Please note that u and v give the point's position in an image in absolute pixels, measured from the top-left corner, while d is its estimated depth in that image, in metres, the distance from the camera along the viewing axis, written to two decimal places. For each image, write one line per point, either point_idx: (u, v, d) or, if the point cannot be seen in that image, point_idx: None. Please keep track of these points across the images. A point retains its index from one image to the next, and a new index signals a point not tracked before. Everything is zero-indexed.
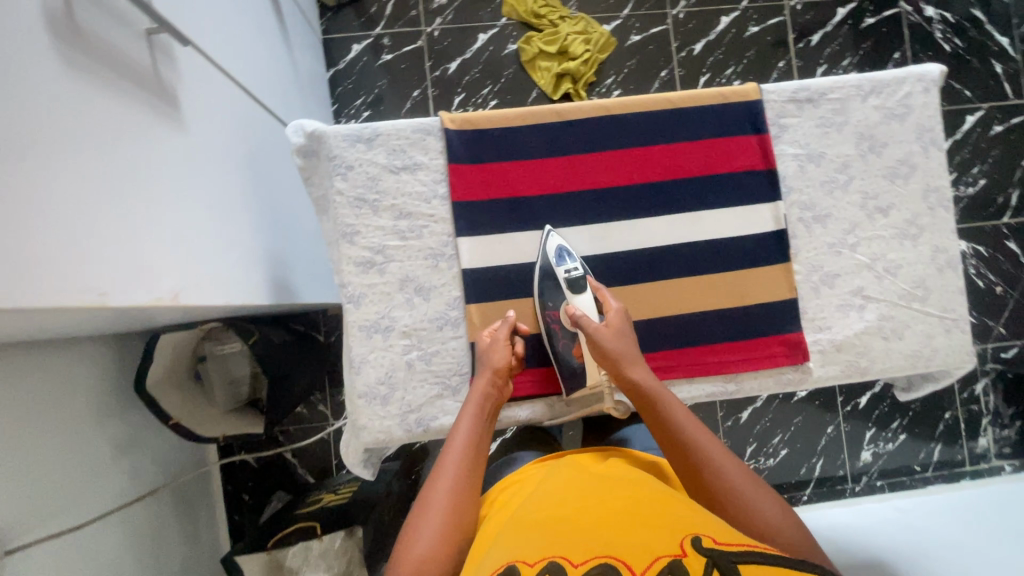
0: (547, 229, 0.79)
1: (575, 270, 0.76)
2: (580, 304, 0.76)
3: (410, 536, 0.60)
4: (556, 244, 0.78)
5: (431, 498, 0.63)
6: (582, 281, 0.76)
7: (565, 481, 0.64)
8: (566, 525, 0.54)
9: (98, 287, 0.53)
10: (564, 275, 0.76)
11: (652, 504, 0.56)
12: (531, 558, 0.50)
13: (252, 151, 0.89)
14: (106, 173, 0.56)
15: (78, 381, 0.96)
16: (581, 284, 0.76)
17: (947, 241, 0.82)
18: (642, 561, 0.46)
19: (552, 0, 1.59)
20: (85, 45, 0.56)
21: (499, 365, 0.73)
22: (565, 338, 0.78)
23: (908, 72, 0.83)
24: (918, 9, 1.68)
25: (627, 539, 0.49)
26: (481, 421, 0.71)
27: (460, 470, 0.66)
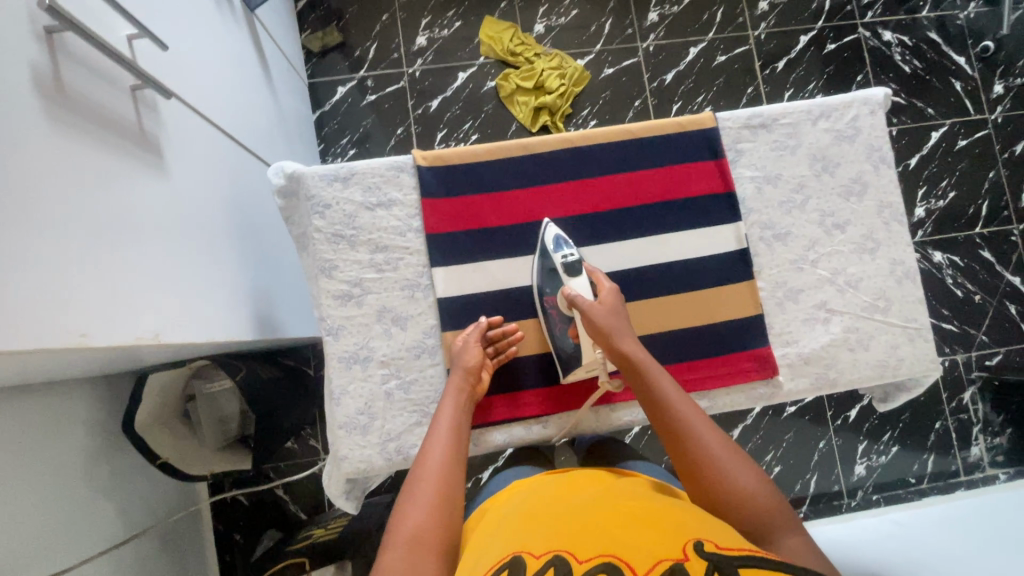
0: (546, 221, 0.83)
1: (571, 255, 0.78)
2: (577, 287, 0.77)
3: (404, 509, 0.61)
4: (553, 233, 0.81)
5: (422, 473, 0.65)
6: (578, 265, 0.78)
7: (562, 492, 0.66)
8: (570, 531, 0.55)
9: (77, 328, 0.55)
10: (561, 260, 0.78)
11: (654, 513, 0.57)
12: (537, 552, 0.52)
13: (235, 192, 0.93)
14: (87, 220, 0.59)
15: (66, 424, 0.97)
16: (577, 268, 0.78)
17: (905, 254, 0.86)
18: (646, 564, 0.47)
19: (527, 39, 1.67)
20: (68, 99, 0.59)
21: (471, 365, 0.76)
22: (561, 322, 0.80)
23: (854, 97, 0.88)
24: (877, 34, 1.76)
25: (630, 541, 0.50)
26: (462, 407, 0.73)
27: (447, 446, 0.68)
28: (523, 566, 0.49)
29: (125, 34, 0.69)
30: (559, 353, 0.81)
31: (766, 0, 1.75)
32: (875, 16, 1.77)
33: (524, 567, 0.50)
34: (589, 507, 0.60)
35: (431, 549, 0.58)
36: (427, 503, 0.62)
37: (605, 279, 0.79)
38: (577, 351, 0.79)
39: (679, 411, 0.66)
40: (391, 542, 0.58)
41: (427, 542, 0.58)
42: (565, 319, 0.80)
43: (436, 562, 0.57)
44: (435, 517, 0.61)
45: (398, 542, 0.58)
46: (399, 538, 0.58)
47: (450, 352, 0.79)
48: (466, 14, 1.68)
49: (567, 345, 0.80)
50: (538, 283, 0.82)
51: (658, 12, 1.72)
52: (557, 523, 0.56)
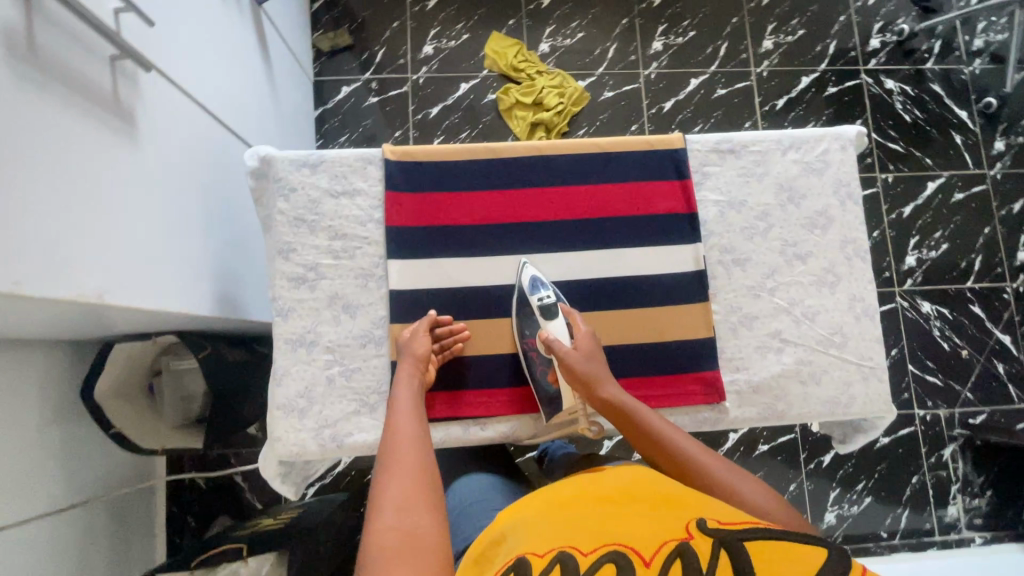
0: (524, 262, 0.83)
1: (549, 297, 0.80)
2: (555, 330, 0.78)
3: (384, 482, 0.60)
4: (530, 275, 0.82)
5: (396, 448, 0.64)
6: (554, 307, 0.79)
7: (551, 491, 0.64)
8: (568, 527, 0.54)
9: (11, 276, 0.56)
10: (538, 302, 0.80)
11: (652, 501, 0.57)
12: (541, 550, 0.50)
13: (209, 171, 0.95)
14: (42, 176, 0.61)
15: (26, 382, 0.98)
16: (554, 311, 0.79)
17: (865, 291, 0.85)
18: (650, 549, 0.48)
19: (530, 56, 1.71)
20: (39, 61, 0.61)
21: (420, 354, 0.76)
22: (542, 364, 0.81)
23: (826, 131, 0.88)
24: (879, 82, 1.77)
25: (631, 532, 0.51)
26: (418, 384, 0.75)
27: (409, 421, 0.69)
28: (527, 568, 0.47)
29: (111, 7, 0.72)
30: (528, 359, 0.82)
31: (771, 39, 1.77)
32: (878, 63, 1.78)
33: (529, 567, 0.48)
34: (583, 504, 0.59)
35: (420, 506, 0.57)
36: (406, 470, 0.61)
37: (581, 321, 0.81)
38: (557, 394, 0.80)
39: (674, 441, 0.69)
40: (381, 511, 0.56)
41: (419, 508, 0.57)
42: (545, 361, 0.81)
43: (430, 516, 0.56)
44: (416, 480, 0.60)
45: (388, 515, 0.56)
46: (386, 505, 0.57)
47: (395, 344, 0.80)
48: (474, 27, 1.72)
49: (548, 389, 0.80)
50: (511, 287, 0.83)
51: (662, 41, 1.75)
52: (546, 522, 0.55)
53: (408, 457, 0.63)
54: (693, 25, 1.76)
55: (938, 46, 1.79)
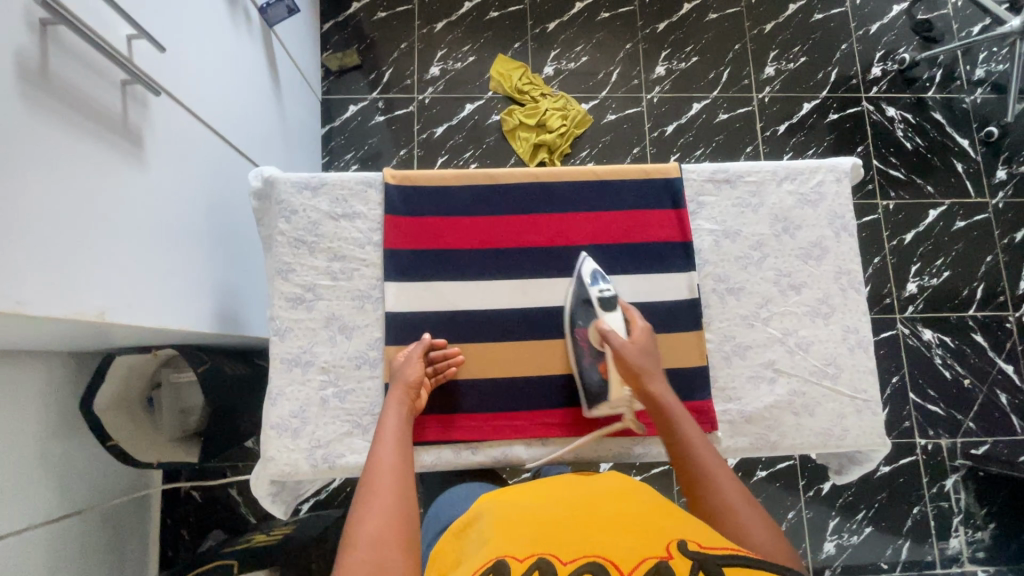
0: (585, 254, 0.84)
1: (607, 291, 0.78)
2: (611, 321, 0.77)
3: (360, 515, 0.59)
4: (590, 267, 0.82)
5: (376, 480, 0.63)
6: (613, 300, 0.78)
7: (533, 498, 0.65)
8: (548, 534, 0.55)
9: (15, 296, 0.57)
10: (598, 294, 0.78)
11: (634, 515, 0.58)
12: (520, 554, 0.51)
13: (214, 192, 0.97)
14: (48, 195, 0.62)
15: (28, 393, 1.00)
16: (612, 304, 0.78)
17: (859, 323, 0.85)
18: (629, 562, 0.49)
19: (535, 79, 1.74)
20: (53, 85, 0.64)
21: (411, 380, 0.76)
22: (591, 356, 0.81)
23: (821, 163, 0.89)
24: (880, 109, 1.79)
25: (615, 544, 0.52)
26: (406, 410, 0.75)
27: (392, 451, 0.68)
28: (508, 567, 0.49)
29: (124, 34, 0.75)
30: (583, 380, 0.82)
31: (772, 66, 1.79)
32: (880, 91, 1.80)
33: (509, 569, 0.49)
34: (562, 514, 0.59)
35: (394, 547, 0.56)
36: (385, 505, 0.60)
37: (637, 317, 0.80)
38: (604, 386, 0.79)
39: (695, 453, 0.68)
40: (350, 546, 0.55)
41: (389, 545, 0.56)
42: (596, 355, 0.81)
43: (402, 557, 0.55)
44: (394, 518, 0.59)
45: (356, 551, 0.55)
46: (357, 541, 0.56)
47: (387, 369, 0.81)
48: (481, 50, 1.75)
49: (594, 379, 0.81)
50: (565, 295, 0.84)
51: (665, 66, 1.78)
52: (532, 526, 0.57)
53: (386, 492, 0.62)
54: (695, 51, 1.79)
55: (939, 75, 1.80)
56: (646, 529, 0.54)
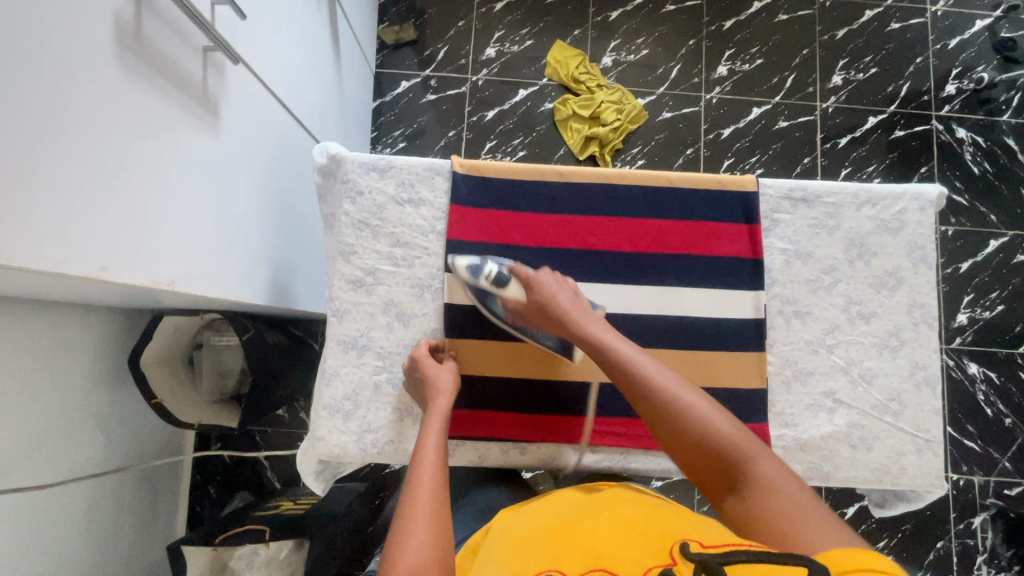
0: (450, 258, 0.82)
1: (495, 270, 0.80)
2: (513, 293, 0.79)
3: (398, 539, 0.55)
4: (466, 258, 0.81)
5: (417, 495, 0.60)
6: (503, 275, 0.80)
7: (543, 511, 0.65)
8: (553, 548, 0.54)
9: (98, 262, 0.58)
10: (490, 278, 0.79)
11: (645, 523, 0.57)
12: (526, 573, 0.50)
13: (277, 163, 0.96)
14: (133, 158, 0.62)
15: (82, 348, 1.02)
16: (505, 277, 0.80)
17: (929, 359, 0.83)
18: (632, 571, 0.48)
19: (592, 69, 1.69)
20: (143, 49, 0.63)
21: (446, 389, 0.75)
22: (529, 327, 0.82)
23: (906, 189, 0.85)
24: (950, 129, 1.71)
25: (618, 552, 0.51)
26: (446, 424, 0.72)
27: (432, 474, 0.63)
28: None
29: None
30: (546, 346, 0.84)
31: (840, 75, 1.72)
32: (951, 110, 1.72)
33: None
34: (570, 526, 0.59)
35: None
36: (424, 527, 0.56)
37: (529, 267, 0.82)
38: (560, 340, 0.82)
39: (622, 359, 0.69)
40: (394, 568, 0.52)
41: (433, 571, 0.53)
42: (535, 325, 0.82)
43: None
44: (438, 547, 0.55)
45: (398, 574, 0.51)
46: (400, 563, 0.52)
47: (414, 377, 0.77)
48: (539, 34, 1.71)
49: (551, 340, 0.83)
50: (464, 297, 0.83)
51: (728, 66, 1.71)
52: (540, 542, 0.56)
53: (423, 513, 0.58)
54: (761, 53, 1.72)
55: (1016, 99, 1.72)
56: (650, 534, 0.54)
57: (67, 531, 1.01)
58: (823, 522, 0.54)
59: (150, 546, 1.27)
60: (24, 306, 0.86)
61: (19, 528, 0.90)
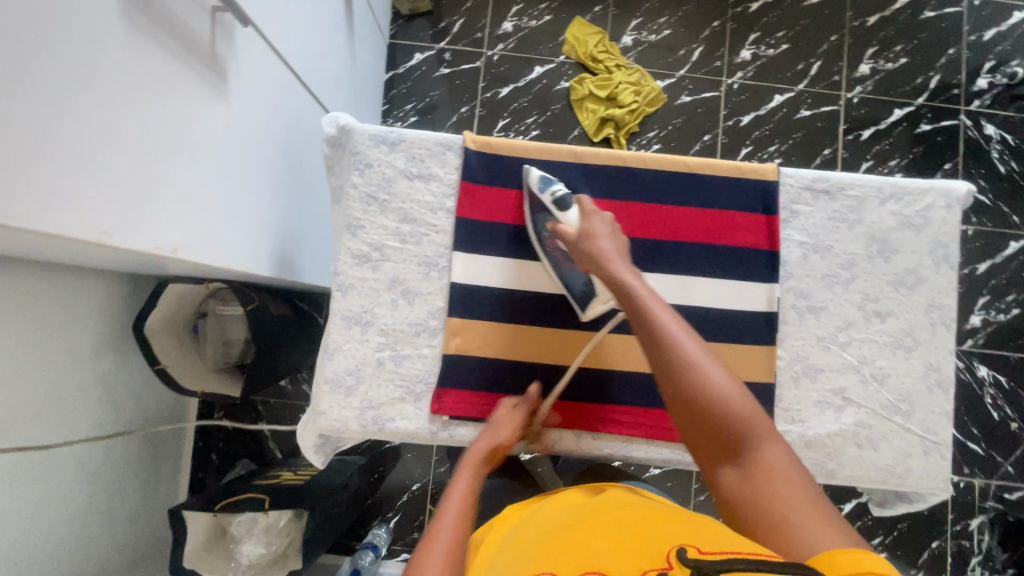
0: (529, 167, 0.82)
1: (561, 190, 0.76)
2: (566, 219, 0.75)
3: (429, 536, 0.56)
4: (538, 175, 0.79)
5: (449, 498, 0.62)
6: (566, 199, 0.75)
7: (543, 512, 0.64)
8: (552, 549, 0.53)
9: (101, 226, 0.57)
10: (551, 197, 0.76)
11: (647, 524, 0.56)
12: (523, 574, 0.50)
13: (285, 133, 0.95)
14: (139, 123, 0.61)
15: (89, 311, 1.02)
16: (566, 202, 0.75)
17: (943, 361, 0.82)
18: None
19: (611, 47, 1.64)
20: (151, 9, 0.61)
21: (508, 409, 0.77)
22: (567, 262, 0.81)
23: (932, 186, 0.83)
24: (978, 126, 1.66)
25: (612, 555, 0.50)
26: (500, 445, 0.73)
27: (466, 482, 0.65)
28: None
29: None
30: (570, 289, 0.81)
31: (868, 64, 1.66)
32: (981, 105, 1.66)
33: None
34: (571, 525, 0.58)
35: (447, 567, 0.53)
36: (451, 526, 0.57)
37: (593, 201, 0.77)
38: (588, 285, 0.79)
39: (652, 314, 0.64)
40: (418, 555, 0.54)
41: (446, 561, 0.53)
42: (569, 256, 0.81)
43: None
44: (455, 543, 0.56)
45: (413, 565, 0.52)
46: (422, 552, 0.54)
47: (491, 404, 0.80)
48: (558, 10, 1.66)
49: (576, 285, 0.80)
50: (528, 210, 0.82)
51: (752, 50, 1.66)
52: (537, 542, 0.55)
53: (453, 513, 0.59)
54: (787, 38, 1.66)
55: None
56: (645, 535, 0.53)
57: (70, 492, 1.02)
58: (829, 528, 0.51)
59: (151, 510, 1.28)
60: (28, 267, 0.86)
61: (24, 486, 0.91)
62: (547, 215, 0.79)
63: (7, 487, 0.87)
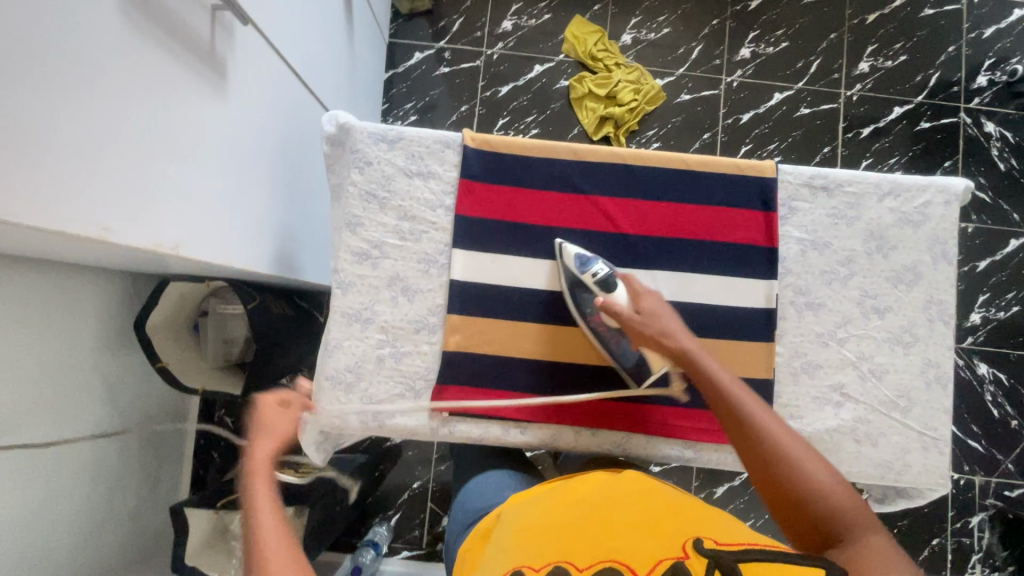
0: (559, 242, 0.82)
1: (603, 270, 0.78)
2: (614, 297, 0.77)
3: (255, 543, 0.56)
4: (574, 252, 0.80)
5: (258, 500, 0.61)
6: (609, 278, 0.78)
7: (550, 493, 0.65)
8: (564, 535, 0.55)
9: (102, 222, 0.57)
10: (594, 277, 0.78)
11: (656, 514, 0.58)
12: (537, 562, 0.51)
13: (285, 131, 0.95)
14: (141, 121, 0.61)
15: (92, 309, 1.02)
16: (610, 282, 0.78)
17: (942, 357, 0.82)
18: (645, 566, 0.50)
19: (611, 46, 1.64)
20: (151, 7, 0.61)
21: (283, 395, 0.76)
22: (614, 336, 0.81)
23: (931, 182, 0.83)
24: (978, 123, 1.66)
25: (627, 546, 0.52)
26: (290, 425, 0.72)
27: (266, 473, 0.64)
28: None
29: None
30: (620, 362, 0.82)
31: (867, 62, 1.66)
32: (981, 103, 1.66)
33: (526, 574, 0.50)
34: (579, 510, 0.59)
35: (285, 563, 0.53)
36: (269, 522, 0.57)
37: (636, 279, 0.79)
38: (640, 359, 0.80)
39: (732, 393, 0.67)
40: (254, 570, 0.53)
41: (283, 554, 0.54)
42: (616, 332, 0.81)
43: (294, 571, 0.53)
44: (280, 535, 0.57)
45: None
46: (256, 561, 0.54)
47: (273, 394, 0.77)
48: (557, 8, 1.66)
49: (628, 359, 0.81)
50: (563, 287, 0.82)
51: (751, 48, 1.66)
52: (556, 526, 0.56)
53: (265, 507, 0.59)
54: (786, 36, 1.66)
55: None
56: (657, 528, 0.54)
57: (73, 489, 1.02)
58: None
59: (154, 508, 1.29)
60: (32, 266, 0.86)
61: (28, 483, 0.92)
62: (591, 295, 0.80)
63: (11, 483, 0.88)
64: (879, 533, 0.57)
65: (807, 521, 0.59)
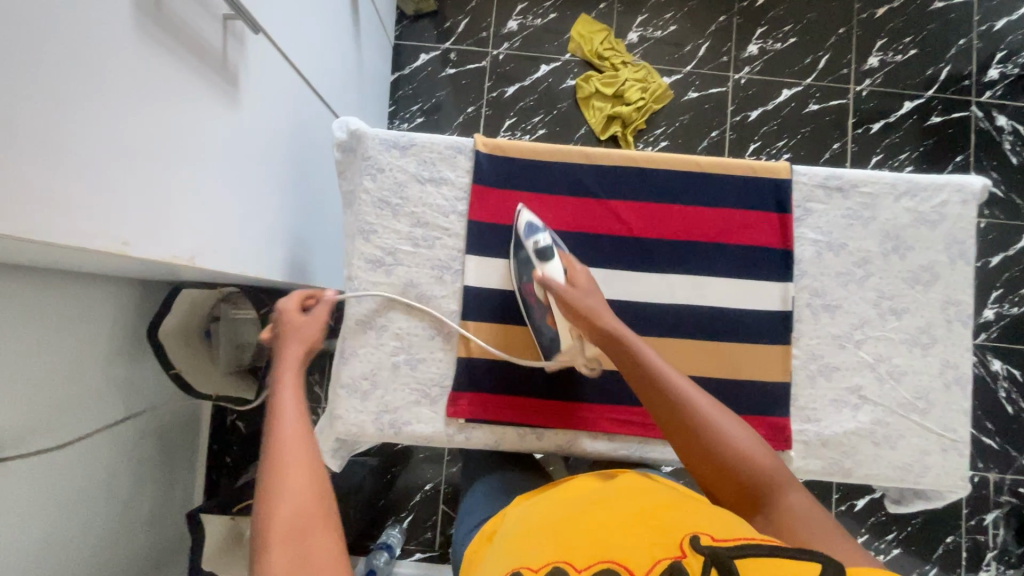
0: (522, 207, 0.81)
1: (545, 240, 0.76)
2: (550, 271, 0.74)
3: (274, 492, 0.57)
4: (527, 219, 0.79)
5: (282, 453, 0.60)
6: (548, 250, 0.75)
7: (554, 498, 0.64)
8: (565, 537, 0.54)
9: (120, 236, 0.57)
10: (534, 246, 0.76)
11: (660, 512, 0.57)
12: (534, 563, 0.51)
13: (296, 139, 0.95)
14: (155, 132, 0.61)
15: (105, 317, 1.03)
16: (549, 253, 0.75)
17: (960, 358, 0.82)
18: (643, 564, 0.48)
19: (617, 44, 1.63)
20: (162, 17, 0.61)
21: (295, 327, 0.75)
22: (540, 311, 0.79)
23: (947, 181, 0.82)
24: (990, 117, 1.64)
25: (625, 543, 0.51)
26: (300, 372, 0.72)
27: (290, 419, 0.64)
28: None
29: None
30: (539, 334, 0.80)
31: (877, 56, 1.64)
32: (993, 96, 1.64)
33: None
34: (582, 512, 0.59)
35: (312, 521, 0.55)
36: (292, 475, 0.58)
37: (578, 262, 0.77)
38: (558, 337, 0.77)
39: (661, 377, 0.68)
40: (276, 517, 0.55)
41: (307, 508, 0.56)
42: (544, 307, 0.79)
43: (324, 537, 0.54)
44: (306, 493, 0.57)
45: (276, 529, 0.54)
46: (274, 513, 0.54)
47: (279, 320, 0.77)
48: (563, 8, 1.65)
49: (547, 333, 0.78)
50: (512, 254, 0.81)
51: (759, 45, 1.65)
52: (559, 528, 0.56)
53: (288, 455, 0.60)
54: (794, 32, 1.65)
55: None
56: (661, 524, 0.53)
57: (89, 496, 1.03)
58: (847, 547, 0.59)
59: (168, 512, 1.30)
60: (46, 277, 0.87)
61: (46, 491, 0.93)
62: (529, 262, 0.77)
63: (29, 492, 0.89)
64: (795, 489, 0.65)
65: (735, 483, 0.65)
